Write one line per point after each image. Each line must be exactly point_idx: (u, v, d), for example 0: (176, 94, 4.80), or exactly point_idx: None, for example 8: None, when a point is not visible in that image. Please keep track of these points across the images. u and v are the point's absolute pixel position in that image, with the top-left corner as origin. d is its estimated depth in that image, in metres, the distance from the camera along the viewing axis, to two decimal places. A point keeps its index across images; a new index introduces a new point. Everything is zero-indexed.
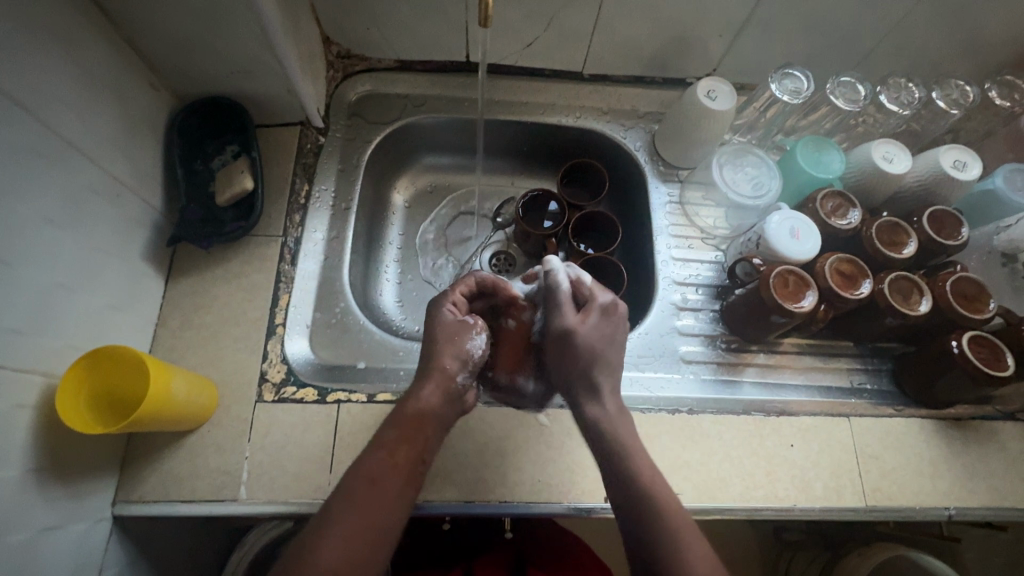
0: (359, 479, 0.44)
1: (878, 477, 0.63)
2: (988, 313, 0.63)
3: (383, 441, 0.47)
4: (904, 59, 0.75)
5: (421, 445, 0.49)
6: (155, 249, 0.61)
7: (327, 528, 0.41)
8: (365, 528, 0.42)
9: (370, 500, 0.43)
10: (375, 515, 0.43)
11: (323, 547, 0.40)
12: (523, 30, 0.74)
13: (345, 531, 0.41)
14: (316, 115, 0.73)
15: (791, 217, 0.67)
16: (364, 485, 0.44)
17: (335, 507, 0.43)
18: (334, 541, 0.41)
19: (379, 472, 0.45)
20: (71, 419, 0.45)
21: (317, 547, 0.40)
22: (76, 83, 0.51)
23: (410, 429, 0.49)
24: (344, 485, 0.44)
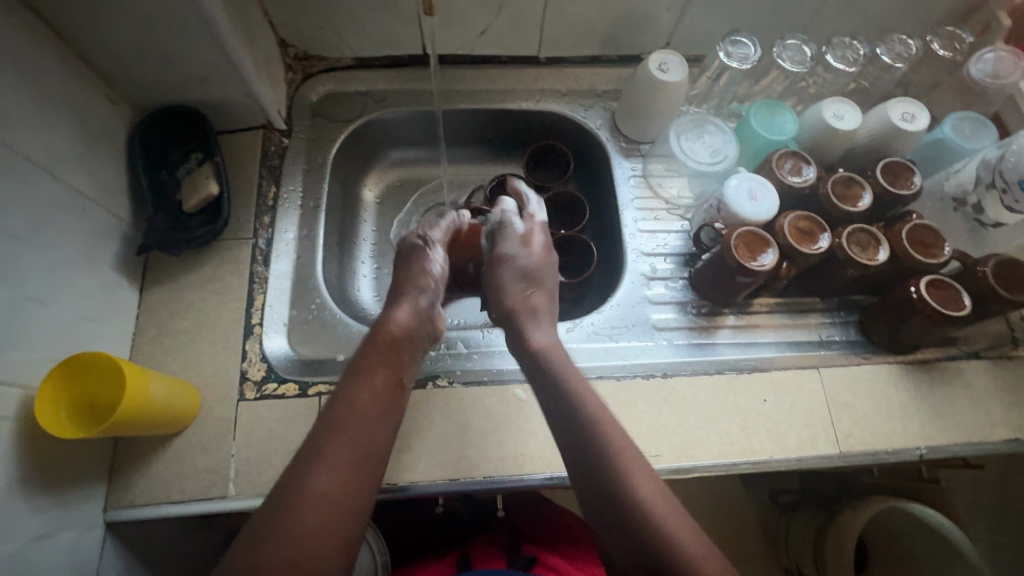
0: (343, 409, 0.47)
1: (850, 423, 0.65)
2: (944, 257, 0.65)
3: (366, 371, 0.51)
4: (848, 19, 0.76)
5: (397, 369, 0.53)
6: (126, 259, 0.62)
7: (316, 461, 0.43)
8: (352, 454, 0.45)
9: (352, 429, 0.46)
10: (359, 445, 0.46)
11: (313, 475, 0.42)
12: (475, 18, 0.75)
13: (333, 458, 0.44)
14: (278, 117, 0.74)
15: (747, 180, 0.69)
16: (348, 412, 0.47)
17: (320, 440, 0.45)
18: (325, 468, 0.43)
19: (363, 401, 0.49)
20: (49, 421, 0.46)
21: (307, 474, 0.42)
22: (31, 101, 0.51)
23: (382, 354, 0.53)
24: (326, 423, 0.46)
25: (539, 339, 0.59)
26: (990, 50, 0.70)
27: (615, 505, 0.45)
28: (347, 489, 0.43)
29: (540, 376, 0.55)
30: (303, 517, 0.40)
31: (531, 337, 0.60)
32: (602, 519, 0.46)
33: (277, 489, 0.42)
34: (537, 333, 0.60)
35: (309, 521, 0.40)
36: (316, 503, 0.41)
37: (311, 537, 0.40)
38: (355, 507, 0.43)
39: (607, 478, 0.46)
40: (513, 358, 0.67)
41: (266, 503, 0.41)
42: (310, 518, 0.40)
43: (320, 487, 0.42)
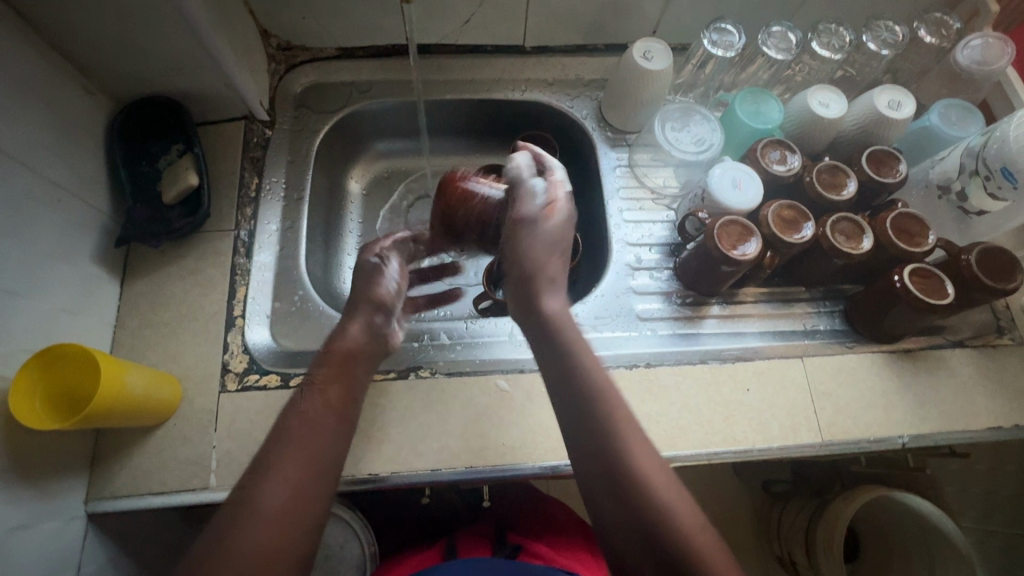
0: (293, 425, 0.48)
1: (833, 413, 0.65)
2: (928, 246, 0.65)
3: (315, 385, 0.52)
4: (835, 6, 0.76)
5: (350, 385, 0.53)
6: (106, 251, 0.62)
7: (268, 475, 0.45)
8: (305, 467, 0.46)
9: (303, 444, 0.47)
10: (311, 458, 0.47)
11: (266, 489, 0.44)
12: (458, 7, 0.75)
13: (285, 470, 0.45)
14: (259, 108, 0.73)
15: (732, 169, 0.68)
16: (299, 431, 0.48)
17: (272, 456, 0.46)
18: (276, 483, 0.44)
19: (312, 415, 0.49)
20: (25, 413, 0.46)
21: (260, 490, 0.44)
22: (3, 91, 0.51)
23: (334, 366, 0.53)
24: (279, 437, 0.48)
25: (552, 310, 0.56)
26: (977, 36, 0.69)
27: (619, 489, 0.46)
28: (299, 505, 0.44)
29: (553, 344, 0.54)
30: (253, 535, 0.42)
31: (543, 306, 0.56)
32: (595, 491, 0.47)
33: (235, 500, 0.44)
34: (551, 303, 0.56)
35: (257, 537, 0.42)
36: (266, 518, 0.43)
37: (259, 554, 0.42)
38: (306, 520, 0.44)
39: (611, 460, 0.47)
40: (496, 349, 0.67)
41: (222, 514, 0.44)
42: (260, 534, 0.42)
43: (272, 502, 0.44)
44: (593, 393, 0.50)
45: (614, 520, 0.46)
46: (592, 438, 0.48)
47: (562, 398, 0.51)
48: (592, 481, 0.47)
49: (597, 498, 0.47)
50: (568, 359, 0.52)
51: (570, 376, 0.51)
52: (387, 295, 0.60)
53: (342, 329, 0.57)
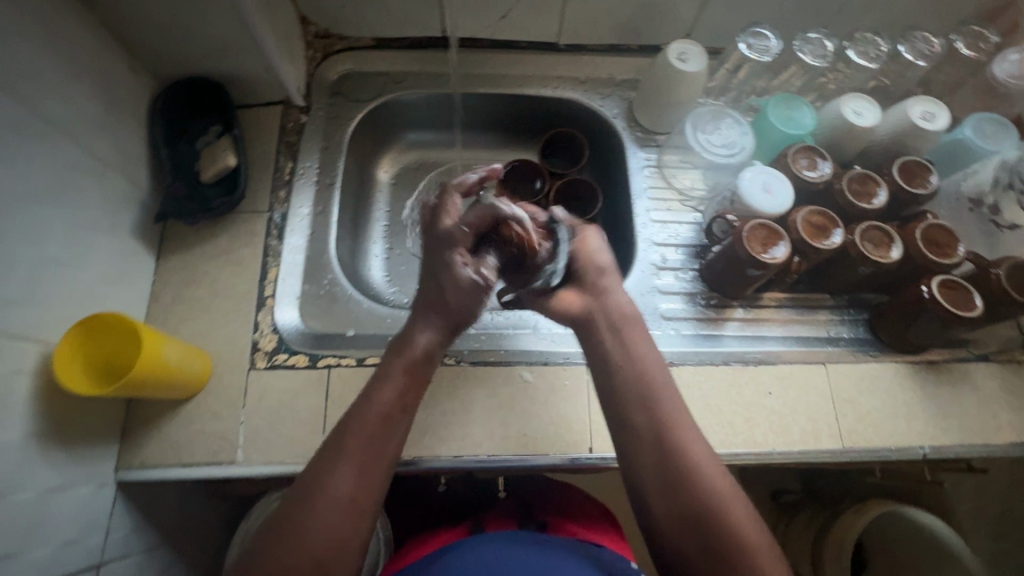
0: (359, 417, 0.49)
1: (854, 420, 0.65)
2: (957, 258, 0.65)
3: (384, 376, 0.51)
4: (871, 15, 0.76)
5: (416, 377, 0.52)
6: (144, 226, 0.63)
7: (338, 464, 0.46)
8: (370, 459, 0.47)
9: (370, 437, 0.48)
10: (377, 449, 0.48)
11: (335, 478, 0.46)
12: (495, 1, 0.75)
13: (355, 461, 0.47)
14: (296, 93, 0.74)
15: (762, 173, 0.68)
16: (366, 421, 0.49)
17: (341, 444, 0.47)
18: (345, 471, 0.46)
19: (381, 407, 0.49)
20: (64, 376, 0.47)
21: (329, 479, 0.45)
22: (56, 64, 0.52)
23: (403, 360, 0.53)
24: (346, 427, 0.48)
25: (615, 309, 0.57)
26: (1015, 50, 0.69)
27: (679, 493, 0.47)
28: (365, 493, 0.46)
29: (616, 343, 0.55)
30: (323, 521, 0.44)
31: (613, 301, 0.58)
32: (651, 493, 0.48)
33: (301, 487, 0.46)
34: (620, 299, 0.58)
35: (325, 524, 0.44)
36: (336, 505, 0.45)
37: (328, 539, 0.44)
38: (370, 506, 0.46)
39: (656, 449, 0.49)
40: (520, 341, 0.68)
41: (292, 495, 0.46)
42: (327, 521, 0.44)
43: (342, 490, 0.45)
44: (648, 391, 0.51)
45: (667, 519, 0.47)
46: (656, 443, 0.49)
47: (620, 393, 0.52)
48: (647, 483, 0.48)
49: (653, 500, 0.48)
50: (636, 363, 0.53)
51: (638, 382, 0.52)
52: (461, 270, 0.54)
53: (418, 325, 0.54)
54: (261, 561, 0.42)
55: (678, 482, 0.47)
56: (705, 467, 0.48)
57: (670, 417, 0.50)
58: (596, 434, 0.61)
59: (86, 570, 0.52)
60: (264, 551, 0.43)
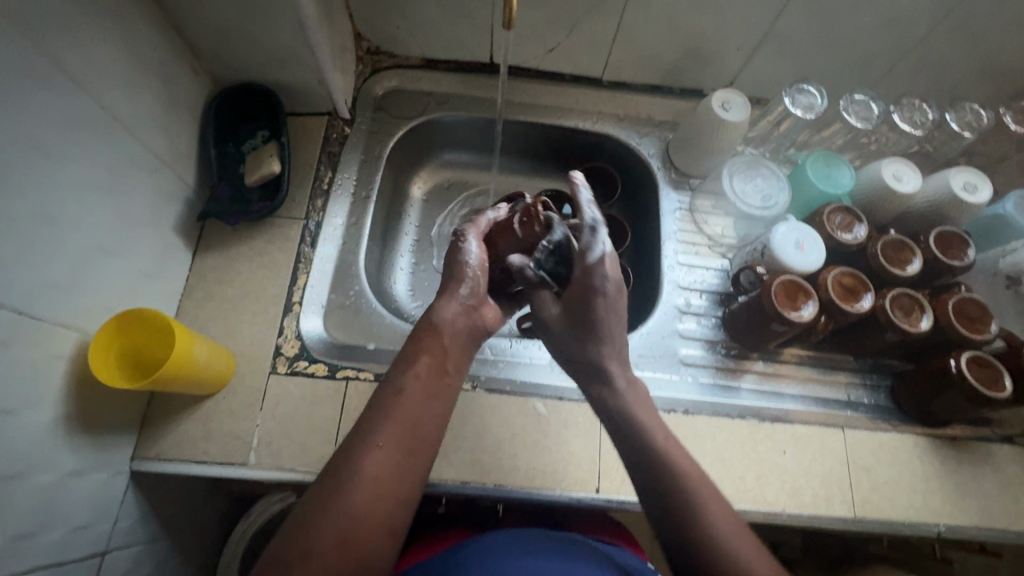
0: (390, 396, 0.46)
1: (869, 489, 0.63)
2: (989, 333, 0.64)
3: (411, 358, 0.49)
4: (919, 82, 0.76)
5: (444, 356, 0.50)
6: (185, 223, 0.65)
7: (370, 443, 0.43)
8: (405, 441, 0.44)
9: (402, 418, 0.45)
10: (412, 431, 0.44)
11: (366, 458, 0.42)
12: (546, 35, 0.77)
13: (383, 443, 0.43)
14: (343, 106, 0.76)
15: (796, 229, 0.68)
16: (398, 402, 0.45)
17: (373, 424, 0.44)
18: (378, 452, 0.43)
19: (412, 389, 0.46)
20: (99, 365, 0.49)
21: (360, 459, 0.42)
22: (127, 63, 0.54)
23: (434, 343, 0.50)
24: (373, 411, 0.45)
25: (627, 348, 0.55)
26: None
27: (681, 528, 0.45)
28: (398, 476, 0.43)
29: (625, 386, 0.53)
30: (357, 503, 0.40)
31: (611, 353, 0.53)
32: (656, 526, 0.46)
33: (329, 472, 0.42)
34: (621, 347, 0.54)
35: (360, 507, 0.40)
36: (370, 486, 0.41)
37: (363, 523, 0.40)
38: (402, 491, 0.42)
39: (670, 508, 0.45)
40: (537, 372, 0.68)
41: (310, 494, 0.41)
42: (363, 503, 0.40)
43: (376, 471, 0.42)
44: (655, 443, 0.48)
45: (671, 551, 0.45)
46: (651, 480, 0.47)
47: (629, 446, 0.49)
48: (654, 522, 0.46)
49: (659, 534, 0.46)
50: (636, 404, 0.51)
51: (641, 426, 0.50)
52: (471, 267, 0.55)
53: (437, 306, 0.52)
54: (287, 546, 0.38)
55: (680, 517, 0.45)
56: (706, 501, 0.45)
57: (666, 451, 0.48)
58: (604, 474, 0.61)
59: (91, 556, 0.53)
60: (292, 535, 0.39)
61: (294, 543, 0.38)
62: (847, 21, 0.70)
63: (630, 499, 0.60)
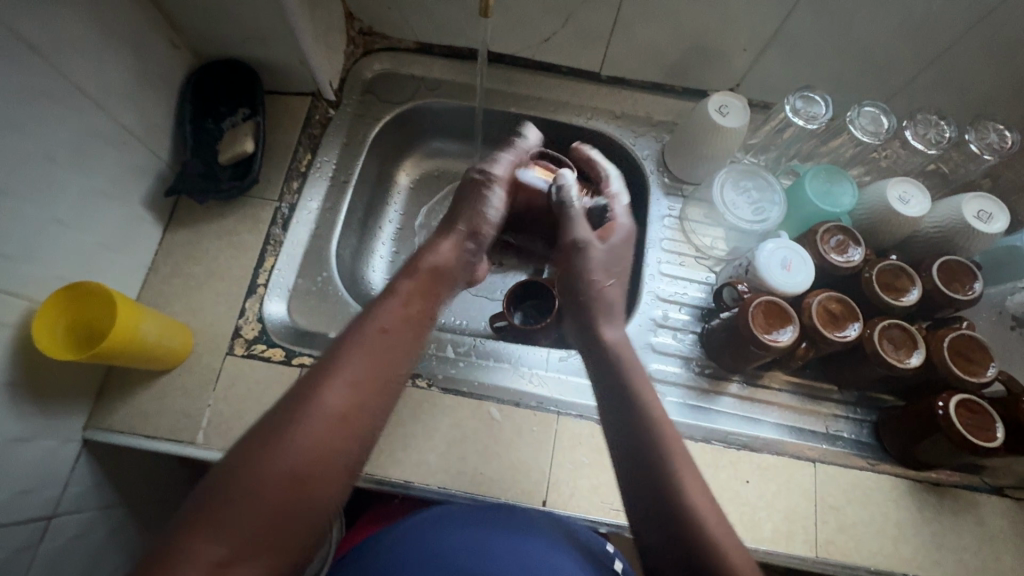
0: (367, 326, 0.45)
1: (835, 529, 0.60)
2: (984, 377, 0.58)
3: (393, 294, 0.49)
4: (940, 95, 0.70)
5: (431, 301, 0.51)
6: (156, 197, 0.65)
7: (337, 372, 0.42)
8: (370, 376, 0.42)
9: (374, 351, 0.44)
10: (381, 363, 0.43)
11: (330, 390, 0.41)
12: (541, 23, 0.73)
13: (353, 376, 0.42)
14: (328, 88, 0.75)
15: (784, 247, 0.64)
16: (373, 335, 0.44)
17: (342, 353, 0.43)
18: (341, 383, 0.41)
19: (388, 324, 0.46)
20: (43, 321, 0.49)
21: (323, 390, 0.40)
22: (95, 33, 0.54)
23: (410, 283, 0.50)
24: (350, 339, 0.44)
25: (618, 328, 0.53)
26: None
27: (663, 491, 0.43)
28: (359, 411, 0.41)
29: (617, 365, 0.50)
30: (314, 434, 0.39)
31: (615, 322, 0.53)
32: (638, 486, 0.44)
33: (290, 395, 0.40)
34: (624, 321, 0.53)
35: (316, 437, 0.39)
36: (329, 418, 0.40)
37: (316, 453, 0.38)
38: (362, 426, 0.41)
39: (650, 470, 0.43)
40: (497, 375, 0.66)
41: (265, 420, 0.39)
42: (318, 434, 0.39)
43: (337, 402, 0.40)
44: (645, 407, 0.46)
45: (647, 520, 0.43)
46: (644, 439, 0.45)
47: (616, 414, 0.47)
48: (639, 485, 0.43)
49: (641, 496, 0.43)
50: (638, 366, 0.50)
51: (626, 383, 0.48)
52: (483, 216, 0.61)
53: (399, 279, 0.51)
54: (232, 472, 0.37)
55: (665, 479, 0.43)
56: (689, 468, 0.44)
57: (656, 413, 0.46)
58: (552, 487, 0.59)
59: (35, 519, 0.54)
60: (243, 457, 0.37)
61: (244, 470, 0.37)
62: (863, 25, 0.64)
63: (576, 514, 0.58)
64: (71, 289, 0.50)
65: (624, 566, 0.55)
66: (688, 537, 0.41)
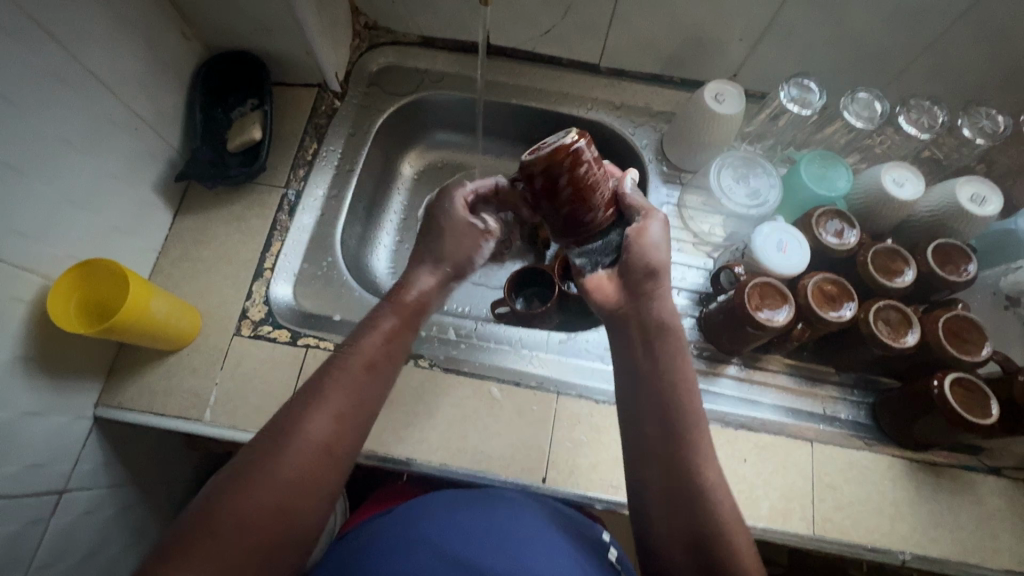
0: (344, 361, 0.48)
1: (832, 507, 0.60)
2: (979, 356, 0.59)
3: (374, 326, 0.51)
4: (933, 82, 0.71)
5: (405, 328, 0.52)
6: (166, 183, 0.67)
7: (316, 402, 0.45)
8: (348, 404, 0.46)
9: (352, 379, 0.47)
10: (356, 394, 0.46)
11: (309, 423, 0.44)
12: (541, 16, 0.75)
13: (330, 404, 0.45)
14: (334, 79, 0.77)
15: (780, 230, 0.65)
16: (349, 365, 0.47)
17: (322, 388, 0.46)
18: (319, 415, 0.44)
19: (367, 355, 0.48)
20: (58, 298, 0.51)
21: (301, 424, 0.44)
22: (110, 23, 0.56)
23: (396, 314, 0.53)
24: (328, 367, 0.47)
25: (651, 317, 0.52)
26: None
27: (678, 476, 0.46)
28: (339, 439, 0.45)
29: (646, 351, 0.51)
30: (292, 464, 0.42)
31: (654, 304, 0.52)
32: (655, 475, 0.47)
33: (270, 429, 0.44)
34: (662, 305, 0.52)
35: (296, 467, 0.42)
36: (307, 449, 0.43)
37: (297, 484, 0.42)
38: (343, 452, 0.45)
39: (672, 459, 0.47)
40: (497, 356, 0.67)
41: (248, 452, 0.43)
42: (298, 466, 0.42)
43: (317, 430, 0.44)
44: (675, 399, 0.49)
45: (653, 507, 0.47)
46: (664, 429, 0.48)
47: (643, 401, 0.49)
48: (652, 476, 0.47)
49: (655, 483, 0.47)
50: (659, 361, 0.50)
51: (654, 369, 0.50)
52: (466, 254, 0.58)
53: (410, 279, 0.56)
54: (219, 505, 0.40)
55: (680, 467, 0.46)
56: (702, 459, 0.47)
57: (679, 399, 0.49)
58: (552, 464, 0.60)
59: (48, 493, 0.56)
60: (229, 485, 0.41)
61: (228, 500, 0.40)
62: (856, 14, 0.66)
63: (575, 491, 0.59)
64: (81, 268, 0.52)
65: (618, 554, 0.55)
66: (699, 522, 0.45)
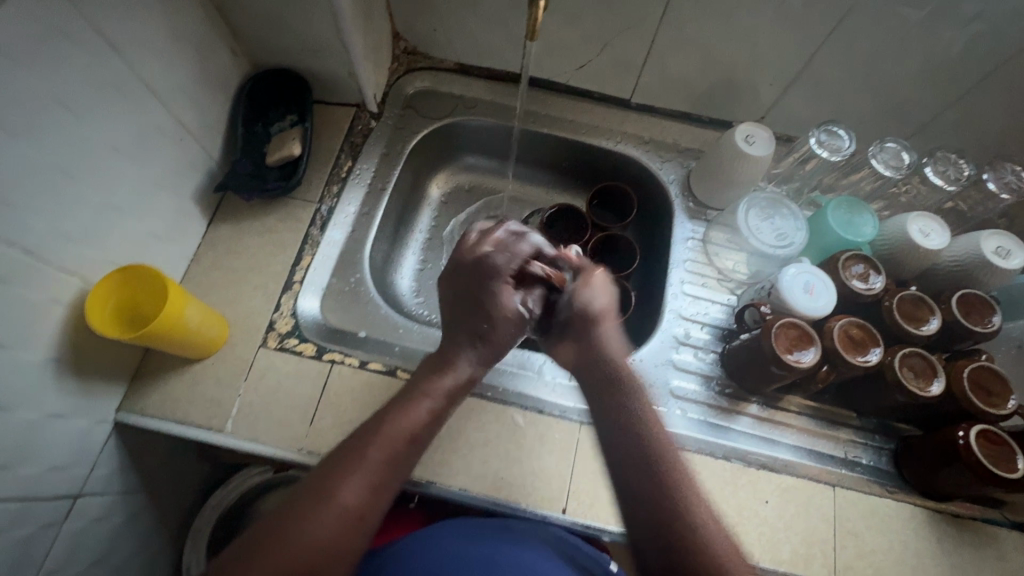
0: (382, 430, 0.48)
1: (854, 555, 0.60)
2: (1005, 410, 0.59)
3: (413, 395, 0.51)
4: (959, 136, 0.73)
5: (441, 400, 0.52)
6: (204, 192, 0.68)
7: (353, 469, 0.45)
8: (385, 474, 0.46)
9: (392, 448, 0.47)
10: (394, 464, 0.46)
11: (348, 485, 0.44)
12: (578, 52, 0.77)
13: (368, 475, 0.45)
14: (372, 100, 0.79)
15: (807, 272, 0.65)
16: (394, 437, 0.47)
17: (359, 451, 0.46)
18: (357, 481, 0.44)
19: (408, 427, 0.48)
20: (94, 308, 0.51)
21: (341, 485, 0.44)
22: (167, 36, 0.57)
23: (435, 383, 0.52)
24: (375, 433, 0.47)
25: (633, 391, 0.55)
26: None
27: (662, 516, 0.46)
28: (371, 508, 0.44)
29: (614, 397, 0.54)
30: (323, 527, 0.42)
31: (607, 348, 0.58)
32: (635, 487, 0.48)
33: (313, 485, 0.44)
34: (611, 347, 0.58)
35: (326, 529, 0.42)
36: (341, 514, 0.43)
37: (324, 545, 0.41)
38: (371, 521, 0.44)
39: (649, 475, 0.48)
40: (520, 382, 0.67)
41: (288, 503, 0.43)
42: (327, 530, 0.42)
43: (351, 498, 0.43)
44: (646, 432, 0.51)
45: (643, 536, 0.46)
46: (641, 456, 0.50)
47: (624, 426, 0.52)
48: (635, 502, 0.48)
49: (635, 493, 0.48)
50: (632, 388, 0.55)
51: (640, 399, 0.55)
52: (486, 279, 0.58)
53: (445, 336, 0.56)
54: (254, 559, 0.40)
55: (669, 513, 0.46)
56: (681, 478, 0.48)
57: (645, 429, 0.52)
58: (574, 496, 0.59)
59: (63, 498, 0.55)
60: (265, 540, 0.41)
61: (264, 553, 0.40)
62: (885, 66, 0.68)
63: (596, 524, 0.58)
64: (122, 271, 0.53)
65: None
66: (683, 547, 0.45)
